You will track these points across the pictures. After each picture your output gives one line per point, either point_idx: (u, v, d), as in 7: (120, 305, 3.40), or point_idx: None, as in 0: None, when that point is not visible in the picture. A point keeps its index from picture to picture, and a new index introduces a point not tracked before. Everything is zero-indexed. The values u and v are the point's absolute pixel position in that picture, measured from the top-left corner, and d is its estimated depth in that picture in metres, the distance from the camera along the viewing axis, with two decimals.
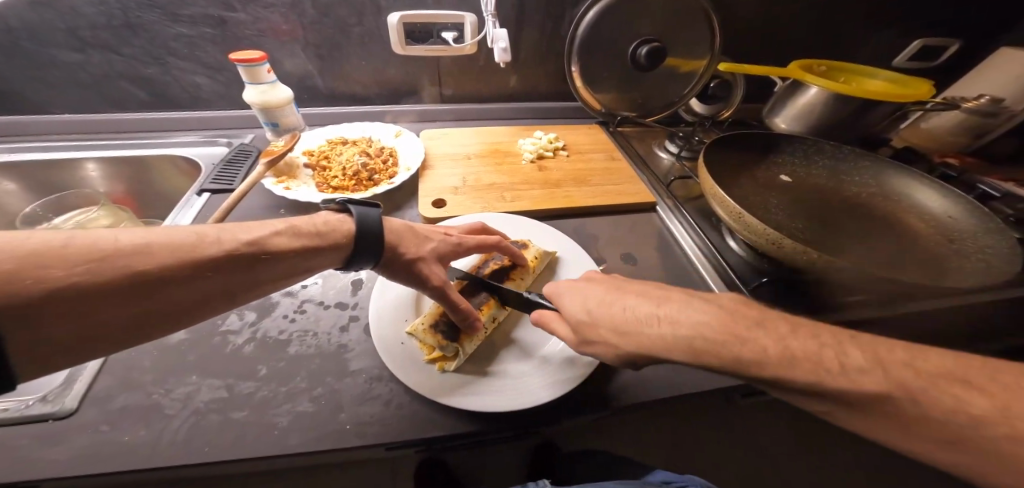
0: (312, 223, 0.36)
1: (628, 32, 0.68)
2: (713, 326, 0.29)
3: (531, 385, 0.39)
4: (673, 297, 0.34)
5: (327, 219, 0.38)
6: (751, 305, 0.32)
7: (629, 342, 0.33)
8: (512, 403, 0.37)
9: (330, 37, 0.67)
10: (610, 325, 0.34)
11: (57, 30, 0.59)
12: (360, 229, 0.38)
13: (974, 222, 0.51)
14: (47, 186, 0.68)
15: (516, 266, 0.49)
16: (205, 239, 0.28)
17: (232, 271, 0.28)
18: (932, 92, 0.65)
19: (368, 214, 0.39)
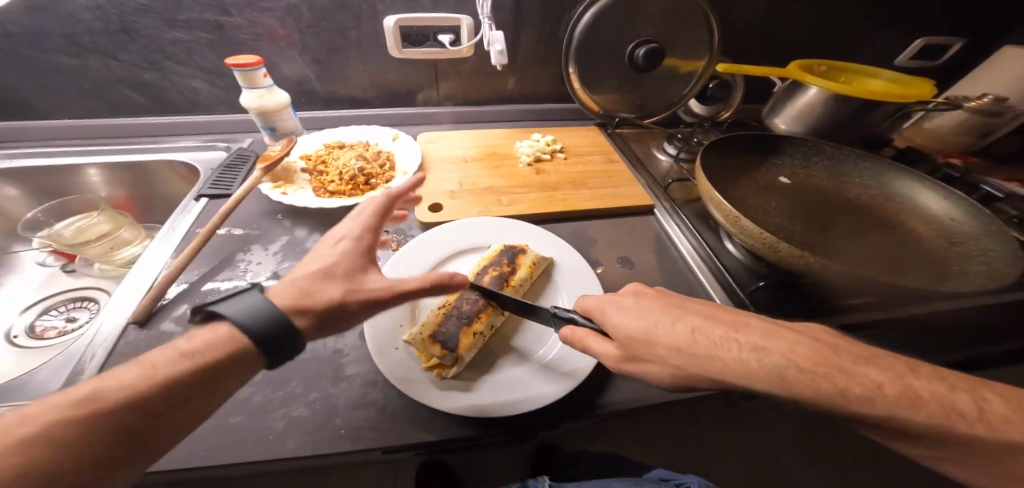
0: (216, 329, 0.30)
1: (625, 33, 0.67)
2: (805, 358, 0.28)
3: (535, 387, 0.40)
4: (750, 324, 0.32)
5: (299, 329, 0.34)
6: (832, 336, 0.32)
7: (693, 364, 0.30)
8: (518, 406, 0.37)
9: (327, 41, 0.67)
10: (666, 348, 0.31)
11: (56, 36, 0.59)
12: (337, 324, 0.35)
13: (975, 224, 0.51)
14: (47, 191, 0.68)
15: (514, 271, 0.48)
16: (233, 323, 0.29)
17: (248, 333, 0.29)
18: (934, 92, 0.64)
19: (246, 301, 0.30)
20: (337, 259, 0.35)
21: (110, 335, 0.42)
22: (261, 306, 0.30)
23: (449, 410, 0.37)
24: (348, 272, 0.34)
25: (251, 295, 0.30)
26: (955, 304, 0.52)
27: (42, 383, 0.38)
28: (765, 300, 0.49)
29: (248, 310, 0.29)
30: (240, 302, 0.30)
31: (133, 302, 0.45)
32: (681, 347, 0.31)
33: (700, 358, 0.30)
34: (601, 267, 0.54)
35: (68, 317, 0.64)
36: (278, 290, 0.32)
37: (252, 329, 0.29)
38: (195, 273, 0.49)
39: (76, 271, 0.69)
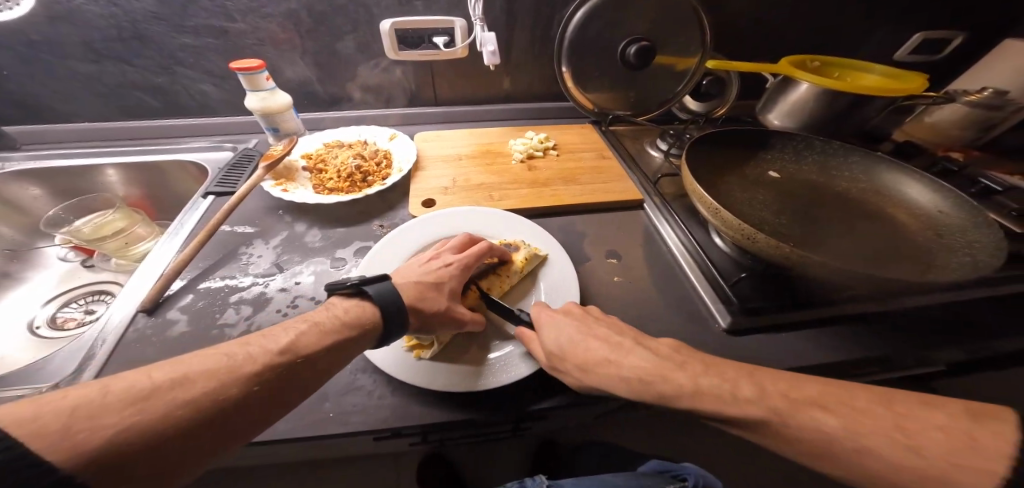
0: (334, 315, 0.36)
1: (616, 31, 0.68)
2: (649, 371, 0.34)
3: (516, 360, 0.42)
4: (627, 344, 0.37)
5: (347, 306, 0.38)
6: (682, 349, 0.36)
7: (590, 375, 0.36)
8: (503, 378, 0.40)
9: (327, 45, 0.70)
10: (569, 363, 0.37)
11: (75, 44, 0.63)
12: (383, 304, 0.38)
13: (962, 216, 0.51)
14: (68, 190, 0.72)
15: (507, 265, 0.51)
16: (297, 334, 0.33)
17: (304, 345, 0.32)
18: (925, 85, 0.64)
19: (385, 288, 0.40)
20: (438, 277, 0.45)
21: (122, 323, 0.45)
22: (394, 298, 0.39)
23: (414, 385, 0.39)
24: (451, 291, 0.44)
25: (386, 285, 0.40)
26: (943, 298, 0.52)
27: (59, 367, 0.41)
28: (749, 292, 0.49)
29: (386, 296, 0.39)
30: (382, 290, 0.39)
31: (143, 293, 0.49)
32: (594, 366, 0.36)
33: (587, 372, 0.36)
34: (589, 261, 0.55)
35: (87, 309, 0.68)
36: (398, 284, 0.42)
37: (327, 332, 0.34)
38: (200, 266, 0.52)
39: (94, 266, 0.73)
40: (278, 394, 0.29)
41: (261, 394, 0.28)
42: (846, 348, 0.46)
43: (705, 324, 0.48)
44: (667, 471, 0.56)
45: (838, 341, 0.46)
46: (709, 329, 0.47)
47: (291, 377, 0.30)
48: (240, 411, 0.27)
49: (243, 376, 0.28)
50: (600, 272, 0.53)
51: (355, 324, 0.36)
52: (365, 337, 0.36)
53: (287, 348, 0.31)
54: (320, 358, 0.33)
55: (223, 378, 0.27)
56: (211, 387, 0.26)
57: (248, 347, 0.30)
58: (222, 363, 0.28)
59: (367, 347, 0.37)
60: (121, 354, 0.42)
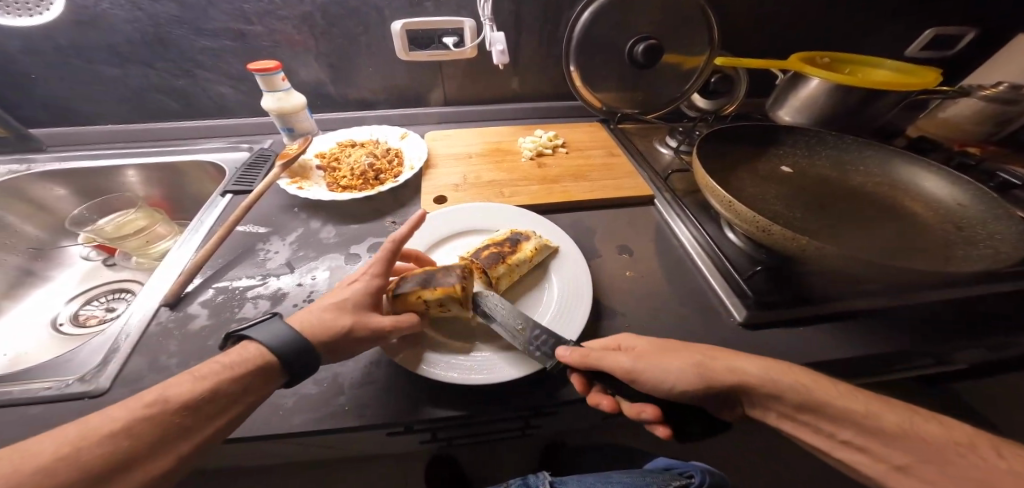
0: (217, 361, 0.33)
1: (625, 29, 0.69)
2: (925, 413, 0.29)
3: (499, 364, 0.40)
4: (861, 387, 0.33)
5: (239, 353, 0.34)
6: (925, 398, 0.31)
7: (755, 368, 0.34)
8: (483, 378, 0.39)
9: (341, 47, 0.72)
10: (721, 361, 0.35)
11: (98, 47, 0.66)
12: (271, 344, 0.34)
13: (981, 209, 0.50)
14: (92, 190, 0.75)
15: (515, 253, 0.50)
16: (173, 385, 0.30)
17: (181, 394, 0.29)
18: (939, 79, 0.64)
19: (274, 328, 0.35)
20: (342, 295, 0.40)
21: (144, 317, 0.46)
22: (289, 336, 0.35)
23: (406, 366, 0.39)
24: (359, 304, 0.39)
25: (274, 324, 0.36)
26: (964, 293, 0.52)
27: (85, 359, 0.42)
28: (764, 286, 0.49)
29: (273, 334, 0.34)
30: (263, 333, 0.35)
31: (163, 288, 0.50)
32: (744, 360, 0.34)
33: (745, 366, 0.34)
34: (600, 257, 0.55)
35: (108, 306, 0.69)
36: (295, 319, 0.37)
37: (207, 379, 0.31)
38: (219, 262, 0.54)
39: (116, 264, 0.75)
40: (159, 448, 0.27)
41: (131, 452, 0.26)
42: (865, 343, 0.45)
43: (721, 319, 0.47)
44: (674, 469, 0.56)
45: (857, 335, 0.46)
46: (725, 323, 0.47)
47: (169, 428, 0.28)
48: (108, 473, 0.25)
49: (107, 435, 0.26)
50: (613, 267, 0.54)
51: (235, 365, 0.33)
52: (260, 378, 0.33)
53: (156, 401, 0.29)
54: (199, 405, 0.30)
55: (77, 444, 0.25)
56: (63, 453, 0.25)
57: (115, 407, 0.28)
58: (85, 426, 0.26)
59: (269, 387, 0.33)
60: (144, 347, 0.44)
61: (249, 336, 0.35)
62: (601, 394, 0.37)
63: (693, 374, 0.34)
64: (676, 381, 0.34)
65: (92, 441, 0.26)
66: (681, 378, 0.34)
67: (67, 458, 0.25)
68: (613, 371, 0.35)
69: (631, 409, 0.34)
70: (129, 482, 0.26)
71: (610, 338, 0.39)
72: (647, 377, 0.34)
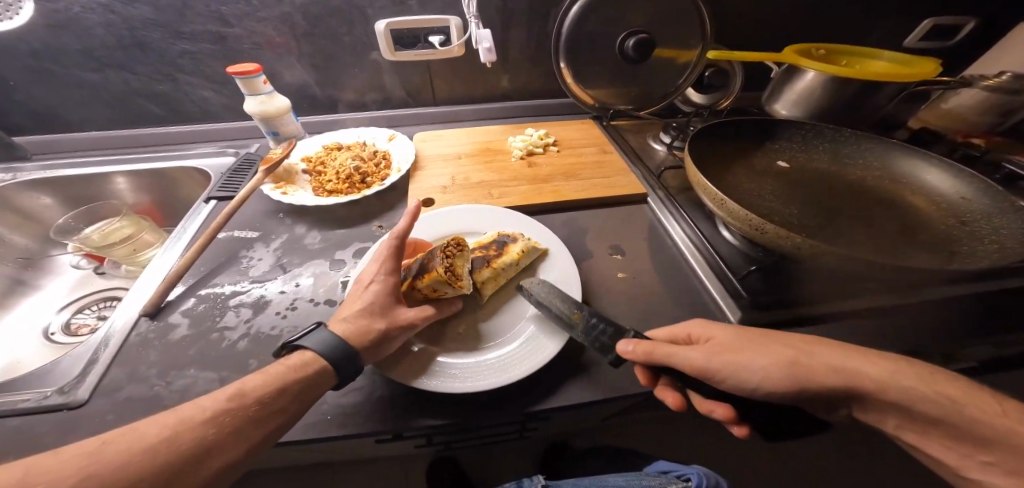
0: (283, 362, 0.34)
1: (613, 24, 0.67)
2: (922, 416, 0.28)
3: (514, 360, 0.40)
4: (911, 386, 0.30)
5: (301, 358, 0.34)
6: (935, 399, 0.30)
7: (869, 368, 0.31)
8: (498, 379, 0.38)
9: (323, 48, 0.70)
10: (819, 357, 0.32)
11: (75, 51, 0.65)
12: (329, 350, 0.34)
13: (986, 202, 0.49)
14: (77, 198, 0.74)
15: (501, 255, 0.49)
16: (252, 381, 0.31)
17: (261, 389, 0.31)
18: (939, 70, 0.62)
19: (325, 336, 0.35)
20: (364, 300, 0.40)
21: (124, 327, 0.45)
22: (335, 341, 0.35)
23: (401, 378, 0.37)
24: (383, 305, 0.39)
25: (320, 333, 0.36)
26: (971, 289, 0.50)
27: (65, 370, 0.41)
28: (759, 286, 0.48)
29: (327, 344, 0.35)
30: (314, 339, 0.35)
31: (145, 297, 0.49)
32: (836, 355, 0.32)
33: (846, 362, 0.32)
34: (591, 257, 0.54)
35: (100, 314, 0.68)
36: (333, 328, 0.37)
37: (281, 379, 0.32)
38: (202, 270, 0.53)
39: (105, 273, 0.73)
40: (234, 440, 0.28)
41: (218, 438, 0.28)
42: (865, 343, 0.44)
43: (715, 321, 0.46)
44: (671, 473, 0.55)
45: (859, 335, 0.44)
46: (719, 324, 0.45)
47: (246, 420, 0.29)
48: (196, 458, 0.26)
49: (196, 424, 0.27)
50: (604, 269, 0.52)
51: (305, 363, 0.34)
52: (322, 379, 0.34)
53: (236, 394, 0.30)
54: (273, 400, 0.31)
55: (169, 432, 0.27)
56: (163, 436, 0.26)
57: (197, 401, 0.29)
58: (175, 415, 0.28)
59: (328, 386, 0.34)
60: (123, 357, 0.43)
61: (302, 346, 0.35)
62: (668, 390, 0.37)
63: (786, 372, 0.32)
64: (761, 378, 0.32)
65: (181, 429, 0.27)
66: (768, 374, 0.32)
67: (161, 445, 0.26)
68: (686, 367, 0.33)
69: (703, 404, 0.35)
70: (201, 474, 0.26)
71: (676, 328, 0.38)
72: (732, 374, 0.33)
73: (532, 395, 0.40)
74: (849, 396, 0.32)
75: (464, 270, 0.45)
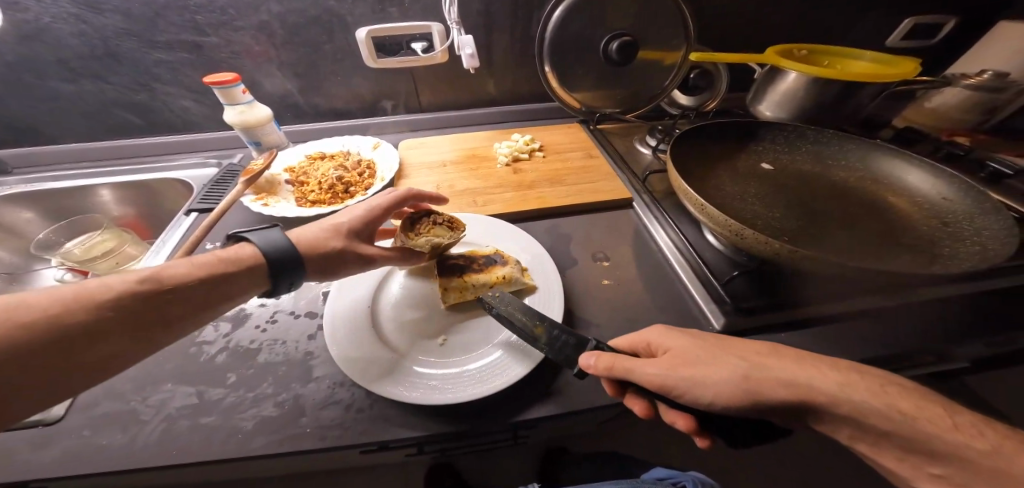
0: (212, 254, 0.36)
1: (594, 27, 0.67)
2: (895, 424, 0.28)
3: (495, 370, 0.39)
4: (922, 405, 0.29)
5: (230, 252, 0.37)
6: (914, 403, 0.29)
7: (822, 381, 0.30)
8: (480, 390, 0.37)
9: (304, 56, 0.70)
10: (774, 369, 0.30)
11: (51, 63, 0.64)
12: (264, 250, 0.37)
13: (968, 203, 0.48)
14: (58, 212, 0.73)
15: (478, 272, 0.48)
16: (167, 271, 0.33)
17: (177, 280, 0.32)
18: (919, 68, 0.62)
19: (270, 238, 0.39)
20: (338, 221, 0.44)
21: None
22: (278, 241, 0.38)
23: (386, 393, 0.36)
24: (351, 233, 0.43)
25: (272, 235, 0.39)
26: (958, 289, 0.50)
27: None
28: (743, 290, 0.47)
29: (269, 243, 0.38)
30: (260, 238, 0.39)
31: None
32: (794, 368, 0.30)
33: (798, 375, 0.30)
34: (576, 265, 0.54)
35: None
36: (294, 233, 0.41)
37: (203, 270, 0.34)
38: None
39: None
40: (138, 323, 0.30)
41: (123, 317, 0.29)
42: (851, 346, 0.43)
43: (699, 327, 0.46)
44: (669, 479, 0.54)
45: (843, 338, 0.44)
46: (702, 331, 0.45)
47: (155, 306, 0.31)
48: (93, 334, 0.28)
49: (97, 303, 0.29)
50: (589, 276, 0.52)
51: (237, 258, 0.37)
52: (243, 281, 0.36)
53: (150, 278, 0.32)
54: (188, 290, 0.32)
55: (72, 304, 0.28)
56: (61, 309, 0.28)
57: (107, 282, 0.30)
58: (83, 292, 0.29)
59: (250, 288, 0.36)
60: None
61: (247, 240, 0.39)
62: (636, 398, 0.35)
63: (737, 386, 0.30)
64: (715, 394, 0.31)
65: (81, 308, 0.28)
66: (723, 390, 0.30)
67: (56, 317, 0.27)
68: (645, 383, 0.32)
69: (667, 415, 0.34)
70: (98, 349, 0.28)
71: (636, 337, 0.37)
72: (684, 389, 0.31)
73: (513, 403, 0.39)
74: (805, 410, 0.30)
75: (424, 232, 0.50)
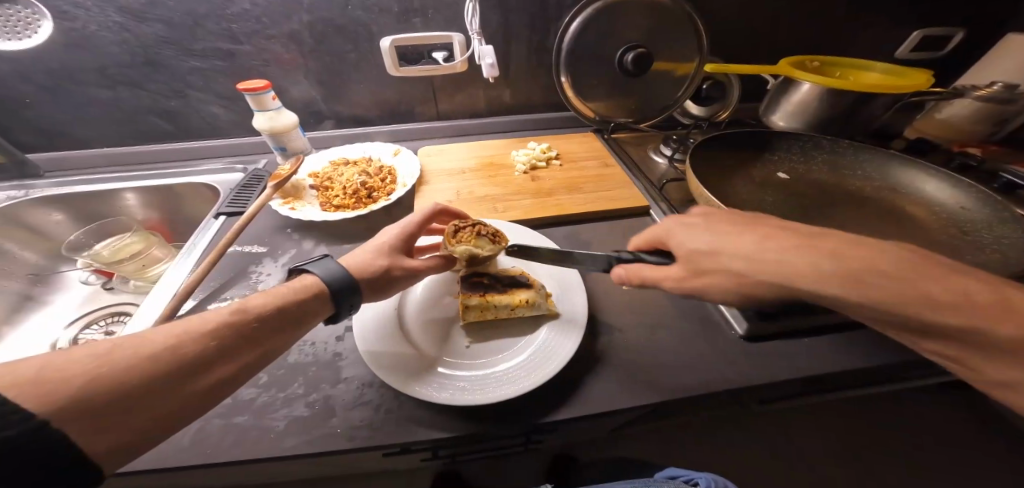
0: (283, 285, 0.37)
1: (612, 39, 0.69)
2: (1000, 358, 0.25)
3: (521, 373, 0.40)
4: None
5: (297, 283, 0.38)
6: None
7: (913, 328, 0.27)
8: (509, 391, 0.38)
9: (330, 64, 0.72)
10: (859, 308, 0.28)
11: (90, 69, 0.67)
12: (328, 282, 0.38)
13: (986, 212, 0.49)
14: (87, 215, 0.74)
15: (500, 292, 0.47)
16: (248, 302, 0.34)
17: (261, 309, 0.33)
18: (931, 80, 0.63)
19: (331, 268, 0.39)
20: (381, 240, 0.45)
21: None
22: (337, 272, 0.39)
23: (418, 396, 0.37)
24: (392, 249, 0.44)
25: (330, 265, 0.40)
26: None
27: None
28: None
29: (331, 274, 0.39)
30: (319, 267, 0.39)
31: (156, 311, 0.49)
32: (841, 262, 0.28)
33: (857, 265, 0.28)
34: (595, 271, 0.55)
35: (107, 330, 0.67)
36: (344, 260, 0.42)
37: (285, 300, 0.35)
38: (211, 285, 0.53)
39: (115, 288, 0.73)
40: (237, 353, 0.30)
41: (225, 348, 0.30)
42: (871, 353, 0.44)
43: (720, 333, 0.46)
44: (681, 477, 0.54)
45: (861, 344, 0.45)
46: (724, 336, 0.46)
47: (247, 336, 0.31)
48: (202, 364, 0.28)
49: (201, 334, 0.29)
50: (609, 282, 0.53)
51: (304, 289, 0.37)
52: (317, 308, 0.37)
53: (238, 310, 0.32)
54: (272, 319, 0.33)
55: (180, 338, 0.28)
56: (170, 344, 0.28)
57: (202, 315, 0.31)
58: (184, 325, 0.30)
59: (323, 313, 0.37)
60: None
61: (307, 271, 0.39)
62: None
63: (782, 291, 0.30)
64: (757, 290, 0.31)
65: (189, 342, 0.29)
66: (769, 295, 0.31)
67: (170, 350, 0.28)
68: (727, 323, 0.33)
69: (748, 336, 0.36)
70: (208, 378, 0.28)
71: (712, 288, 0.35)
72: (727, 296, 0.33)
73: (538, 405, 0.40)
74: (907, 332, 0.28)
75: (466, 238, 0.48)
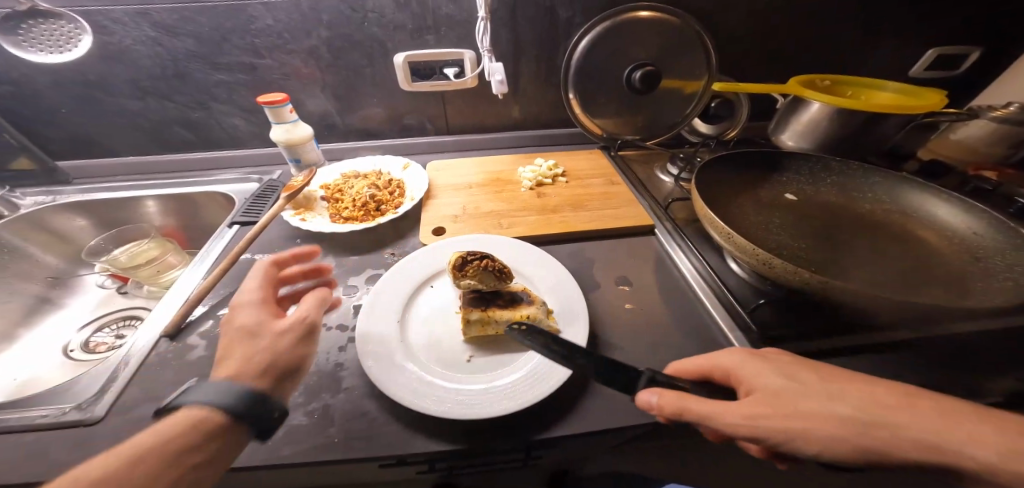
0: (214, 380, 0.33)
1: (621, 57, 0.70)
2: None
3: (519, 391, 0.39)
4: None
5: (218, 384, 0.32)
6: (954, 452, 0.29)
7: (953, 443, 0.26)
8: (505, 408, 0.38)
9: (346, 79, 0.75)
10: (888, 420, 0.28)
11: (121, 81, 0.70)
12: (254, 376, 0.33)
13: (1000, 239, 0.48)
14: (108, 221, 0.77)
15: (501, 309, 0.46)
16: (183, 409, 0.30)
17: (204, 415, 0.30)
18: (946, 100, 0.63)
19: (208, 390, 0.31)
20: (244, 331, 0.36)
21: (145, 347, 0.47)
22: (224, 390, 0.31)
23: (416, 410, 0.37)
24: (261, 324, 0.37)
25: (207, 390, 0.31)
26: (992, 324, 0.49)
27: (84, 388, 0.43)
28: (769, 319, 0.47)
29: (218, 395, 0.30)
30: (199, 392, 0.31)
31: (166, 318, 0.51)
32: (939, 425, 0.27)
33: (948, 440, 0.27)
34: (598, 288, 0.54)
35: (117, 333, 0.70)
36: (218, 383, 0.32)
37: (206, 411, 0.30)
38: (221, 293, 0.54)
39: (129, 292, 0.75)
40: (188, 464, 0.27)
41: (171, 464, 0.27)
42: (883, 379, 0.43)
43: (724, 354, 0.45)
44: None
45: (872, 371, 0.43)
46: None
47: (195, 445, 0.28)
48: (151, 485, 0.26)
49: (137, 459, 0.26)
50: (612, 300, 0.53)
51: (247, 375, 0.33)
52: (277, 388, 0.34)
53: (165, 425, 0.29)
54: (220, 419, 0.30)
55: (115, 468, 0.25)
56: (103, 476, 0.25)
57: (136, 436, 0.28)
58: (112, 455, 0.26)
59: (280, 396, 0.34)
60: (142, 376, 0.44)
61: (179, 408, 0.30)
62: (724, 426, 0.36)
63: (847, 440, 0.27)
64: (822, 446, 0.28)
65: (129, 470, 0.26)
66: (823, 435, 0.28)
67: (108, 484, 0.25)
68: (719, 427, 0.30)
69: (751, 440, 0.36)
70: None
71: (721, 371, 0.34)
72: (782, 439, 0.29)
73: (536, 424, 0.40)
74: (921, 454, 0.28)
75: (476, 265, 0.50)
